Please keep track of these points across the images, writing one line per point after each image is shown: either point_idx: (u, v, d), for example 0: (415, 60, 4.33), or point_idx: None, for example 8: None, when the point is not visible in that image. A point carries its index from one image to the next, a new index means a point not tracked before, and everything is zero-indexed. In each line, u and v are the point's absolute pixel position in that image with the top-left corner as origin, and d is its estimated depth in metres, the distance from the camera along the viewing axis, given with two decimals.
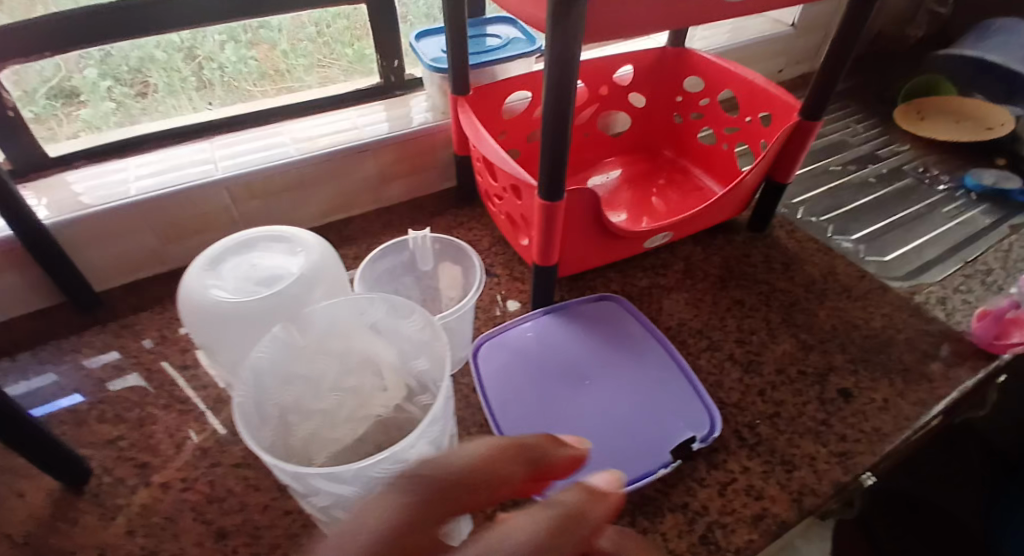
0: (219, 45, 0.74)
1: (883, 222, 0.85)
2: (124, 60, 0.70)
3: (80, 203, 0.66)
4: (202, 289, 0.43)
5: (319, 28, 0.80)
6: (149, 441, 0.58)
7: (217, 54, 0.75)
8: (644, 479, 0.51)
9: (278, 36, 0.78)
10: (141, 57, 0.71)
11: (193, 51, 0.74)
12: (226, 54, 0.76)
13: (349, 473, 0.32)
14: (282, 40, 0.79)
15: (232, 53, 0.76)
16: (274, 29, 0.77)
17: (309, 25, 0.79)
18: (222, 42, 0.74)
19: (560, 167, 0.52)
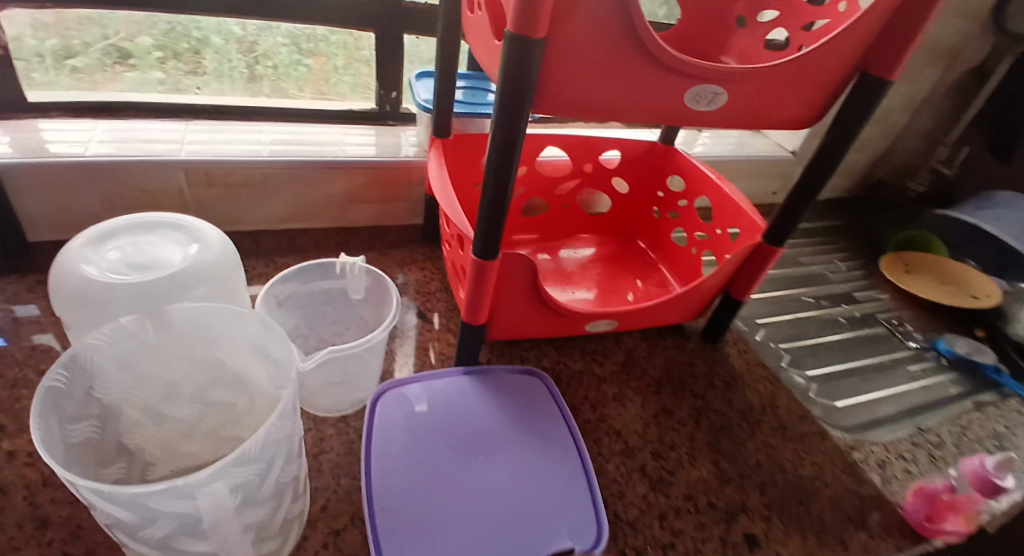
0: (280, 47, 0.78)
1: (843, 365, 0.83)
2: (186, 37, 0.74)
3: (44, 150, 0.66)
4: (73, 265, 0.43)
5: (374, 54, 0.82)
6: (16, 405, 0.53)
7: (273, 53, 0.79)
8: None
9: (336, 51, 0.81)
10: (201, 38, 0.74)
11: (253, 45, 0.77)
12: (282, 55, 0.79)
13: (120, 497, 0.29)
14: (339, 57, 0.82)
15: (288, 57, 0.80)
16: (334, 45, 0.80)
17: (365, 49, 0.81)
18: (283, 45, 0.78)
19: (495, 230, 0.50)
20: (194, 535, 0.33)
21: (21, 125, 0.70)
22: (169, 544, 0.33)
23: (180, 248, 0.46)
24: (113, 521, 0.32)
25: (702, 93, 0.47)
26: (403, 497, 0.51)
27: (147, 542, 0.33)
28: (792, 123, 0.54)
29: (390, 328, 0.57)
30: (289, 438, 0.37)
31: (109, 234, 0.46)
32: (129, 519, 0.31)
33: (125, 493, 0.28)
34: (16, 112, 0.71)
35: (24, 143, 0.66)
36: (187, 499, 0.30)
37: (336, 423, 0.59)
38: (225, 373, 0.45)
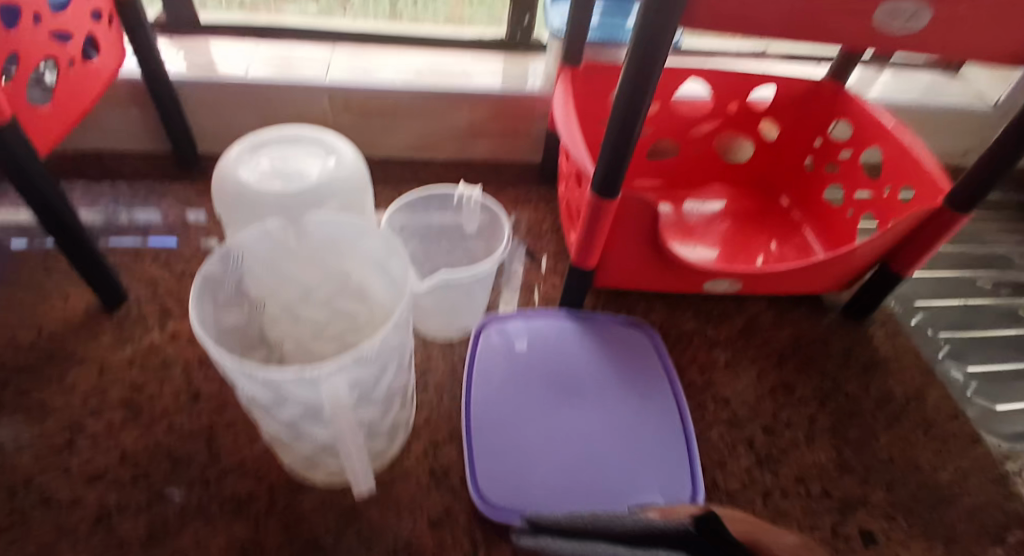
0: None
1: (1017, 366, 0.70)
2: None
3: (213, 70, 0.73)
4: (232, 170, 0.47)
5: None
6: (181, 293, 0.62)
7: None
8: None
9: None
10: None
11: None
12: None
13: (258, 378, 0.32)
14: None
15: None
16: None
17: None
18: None
19: (618, 169, 0.46)
20: (315, 420, 0.36)
21: (194, 43, 0.77)
22: (295, 425, 0.37)
23: (319, 161, 0.49)
24: (251, 400, 0.35)
25: (900, 10, 0.39)
26: (497, 426, 0.53)
27: (278, 421, 0.37)
28: (1017, 56, 0.43)
29: (500, 259, 0.57)
30: (401, 348, 0.39)
31: (261, 144, 0.50)
32: (264, 397, 0.34)
33: (263, 373, 0.31)
34: (188, 31, 0.78)
35: (196, 61, 0.74)
36: (312, 388, 0.33)
37: (441, 346, 0.61)
38: (350, 285, 0.48)
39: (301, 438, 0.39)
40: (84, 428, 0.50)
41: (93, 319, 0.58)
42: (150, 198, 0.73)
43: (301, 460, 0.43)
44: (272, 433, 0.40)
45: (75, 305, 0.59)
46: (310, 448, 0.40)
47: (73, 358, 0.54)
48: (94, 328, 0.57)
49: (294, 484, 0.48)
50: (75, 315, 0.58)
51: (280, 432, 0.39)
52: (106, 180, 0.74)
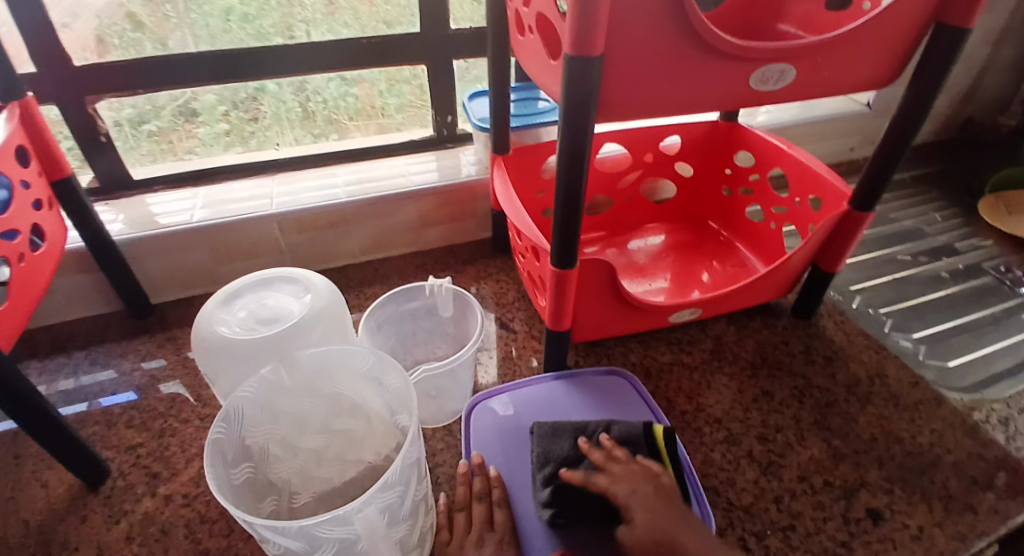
0: (327, 82, 0.81)
1: (951, 323, 0.79)
2: (243, 89, 0.78)
3: (155, 222, 0.74)
4: (210, 325, 0.48)
5: (415, 73, 0.84)
6: (165, 451, 0.60)
7: (322, 88, 0.82)
8: None
9: (378, 76, 0.83)
10: (256, 88, 0.78)
11: (303, 84, 0.80)
12: (331, 88, 0.82)
13: (292, 529, 0.33)
14: (381, 80, 0.84)
15: (336, 89, 0.83)
16: (376, 71, 0.83)
17: (407, 70, 0.84)
18: (328, 79, 0.81)
19: (571, 241, 0.52)
20: (351, 554, 0.37)
21: (131, 201, 0.79)
22: None
23: (296, 297, 0.51)
24: (283, 550, 0.36)
25: (770, 72, 0.47)
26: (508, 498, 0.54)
27: None
28: (866, 85, 0.53)
29: (480, 343, 0.60)
30: (417, 460, 0.41)
31: (233, 294, 0.51)
32: (297, 548, 0.35)
33: (298, 526, 0.32)
34: (123, 190, 0.80)
35: (136, 218, 0.75)
36: (346, 524, 0.34)
37: (443, 437, 0.62)
38: (347, 402, 0.50)
39: None
40: None
41: (79, 501, 0.55)
42: (111, 361, 0.71)
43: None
44: None
45: (56, 492, 0.56)
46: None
47: (66, 549, 0.52)
48: (81, 510, 0.55)
49: None
50: (58, 502, 0.55)
51: None
52: (62, 353, 0.73)
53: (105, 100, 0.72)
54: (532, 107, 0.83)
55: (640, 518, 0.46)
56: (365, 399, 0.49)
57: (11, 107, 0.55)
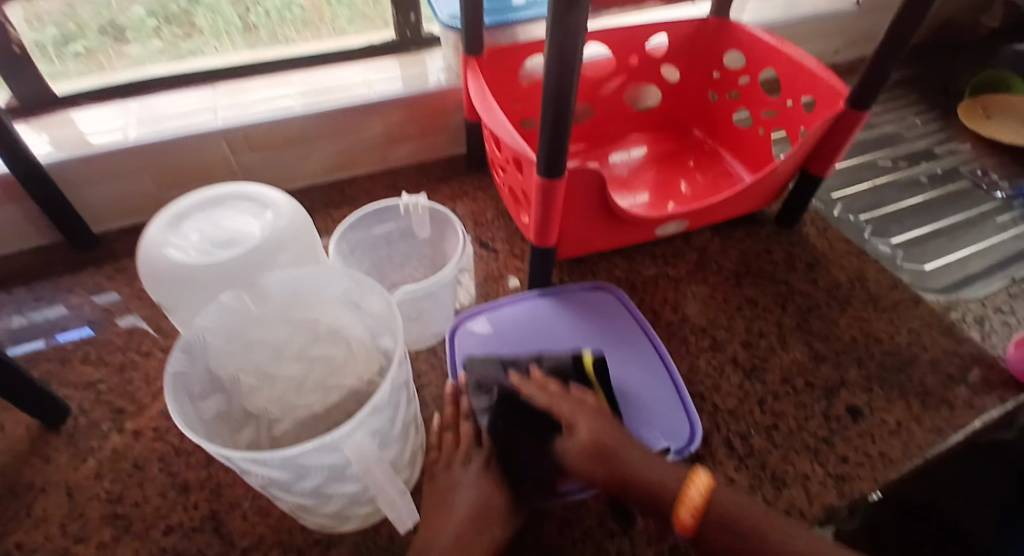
0: None
1: (928, 227, 0.79)
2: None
3: (86, 142, 0.66)
4: (160, 250, 0.43)
5: None
6: (129, 387, 0.56)
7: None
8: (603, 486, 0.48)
9: None
10: None
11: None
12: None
13: (276, 459, 0.31)
14: None
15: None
16: None
17: None
18: None
19: (558, 151, 0.48)
20: (340, 479, 0.36)
21: (55, 119, 0.70)
22: (321, 491, 0.36)
23: (255, 217, 0.46)
24: (267, 481, 0.34)
25: None
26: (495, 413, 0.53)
27: (301, 493, 0.36)
28: None
29: (459, 262, 0.57)
30: (403, 383, 0.39)
31: (183, 216, 0.46)
32: (282, 477, 0.33)
33: (281, 456, 0.30)
34: (47, 109, 0.70)
35: (64, 139, 0.67)
36: (334, 450, 0.33)
37: (425, 359, 0.60)
38: (322, 327, 0.46)
39: (328, 500, 0.38)
40: None
41: (40, 442, 0.52)
42: (57, 296, 0.66)
43: (330, 518, 0.42)
44: (297, 505, 0.39)
45: (14, 434, 0.53)
46: (339, 506, 0.40)
47: (33, 491, 0.49)
48: (44, 451, 0.52)
49: (322, 540, 0.46)
50: (17, 444, 0.52)
51: (304, 502, 0.38)
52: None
53: (17, 5, 0.62)
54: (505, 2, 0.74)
55: (578, 435, 0.42)
56: (343, 324, 0.46)
57: None
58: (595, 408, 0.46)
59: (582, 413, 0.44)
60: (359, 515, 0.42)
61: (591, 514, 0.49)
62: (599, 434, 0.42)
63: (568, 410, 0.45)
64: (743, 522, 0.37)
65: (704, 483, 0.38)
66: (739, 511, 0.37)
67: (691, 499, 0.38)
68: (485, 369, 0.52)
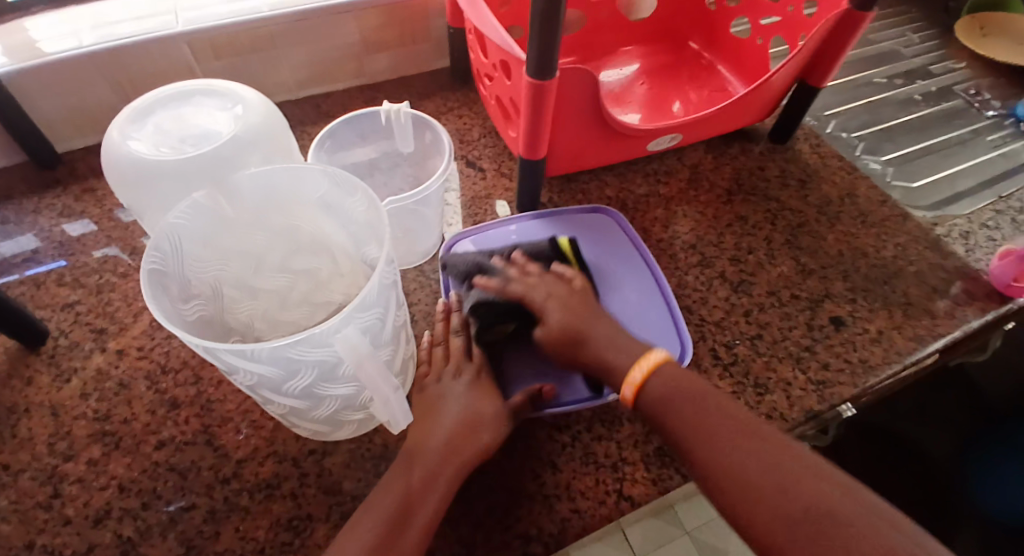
0: None
1: (921, 145, 0.78)
2: None
3: (36, 50, 0.60)
4: (121, 144, 0.40)
5: None
6: (108, 308, 0.55)
7: None
8: (594, 401, 0.48)
9: None
10: None
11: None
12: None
13: (266, 352, 0.30)
14: None
15: None
16: None
17: None
18: None
19: (552, 28, 0.43)
20: (333, 380, 0.36)
21: (4, 27, 0.64)
22: (313, 392, 0.36)
23: (223, 113, 0.43)
24: (256, 379, 0.33)
25: None
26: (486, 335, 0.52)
27: (293, 395, 0.36)
28: None
29: (445, 173, 0.55)
30: (393, 286, 0.38)
31: (144, 113, 0.42)
32: (273, 374, 0.33)
33: (270, 347, 0.30)
34: None
35: (12, 46, 0.61)
36: (325, 345, 0.32)
37: (414, 276, 0.59)
38: (304, 238, 0.45)
39: (320, 404, 0.38)
40: (61, 476, 0.45)
41: (19, 364, 0.51)
42: (22, 220, 0.62)
43: (323, 424, 0.42)
44: (289, 409, 0.39)
45: None
46: (332, 411, 0.40)
47: (15, 412, 0.48)
48: (24, 372, 0.50)
49: (316, 450, 0.46)
50: None
51: (296, 405, 0.38)
52: None
53: None
54: None
55: (559, 317, 0.47)
56: (328, 234, 0.44)
57: None
58: (589, 291, 0.51)
59: (558, 298, 0.49)
60: (352, 421, 0.42)
61: (582, 420, 0.49)
62: (568, 306, 0.48)
63: (542, 298, 0.49)
64: (695, 415, 0.38)
65: (651, 364, 0.42)
66: (695, 394, 0.39)
67: (634, 379, 0.42)
68: (473, 256, 0.54)
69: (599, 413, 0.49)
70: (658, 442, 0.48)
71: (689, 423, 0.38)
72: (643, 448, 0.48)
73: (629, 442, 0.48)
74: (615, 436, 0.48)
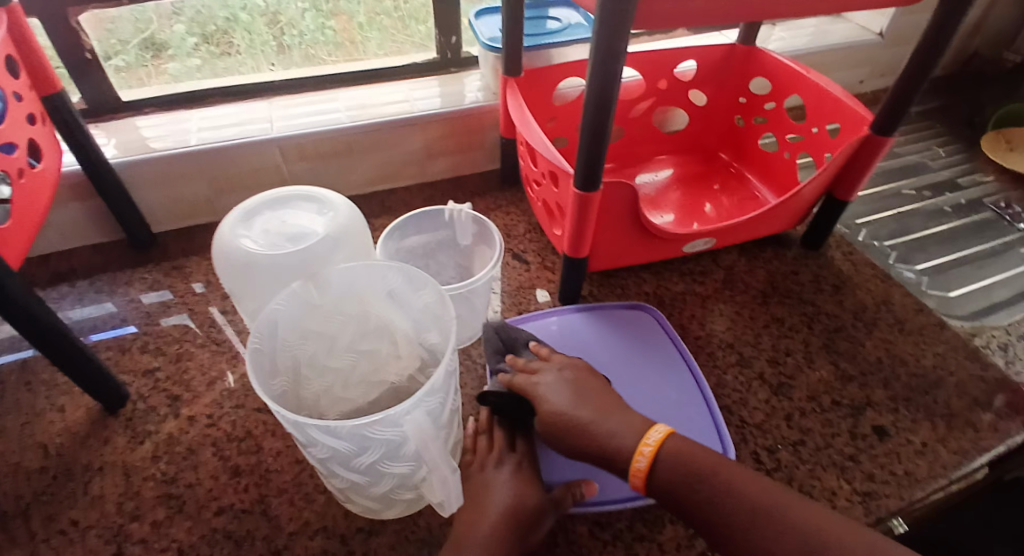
0: (302, 13, 0.80)
1: (954, 255, 0.80)
2: (213, 19, 0.77)
3: (147, 147, 0.71)
4: (232, 239, 0.47)
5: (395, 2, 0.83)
6: (184, 376, 0.60)
7: (298, 21, 0.81)
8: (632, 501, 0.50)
9: (357, 7, 0.83)
10: (227, 17, 0.78)
11: (277, 16, 0.80)
12: (307, 21, 0.81)
13: (347, 430, 0.34)
14: (360, 13, 0.84)
15: (312, 22, 0.82)
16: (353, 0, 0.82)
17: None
18: (303, 10, 0.80)
19: (601, 139, 0.50)
20: (396, 459, 0.39)
21: (123, 125, 0.76)
22: (377, 469, 0.39)
23: (317, 216, 0.50)
24: (330, 454, 0.37)
25: None
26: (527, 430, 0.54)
27: (358, 469, 0.39)
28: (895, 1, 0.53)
29: (495, 266, 0.60)
30: (454, 372, 0.42)
31: (253, 212, 0.50)
32: (346, 449, 0.36)
33: (351, 425, 0.33)
34: (113, 113, 0.77)
35: (129, 142, 0.72)
36: (395, 426, 0.35)
37: (462, 361, 0.63)
38: (372, 324, 0.49)
39: (379, 480, 0.41)
40: (125, 536, 0.48)
41: (100, 425, 0.55)
42: (115, 290, 0.70)
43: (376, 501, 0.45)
44: (351, 484, 0.41)
45: (74, 416, 0.56)
46: (388, 489, 0.42)
47: (90, 470, 0.52)
48: (103, 433, 0.55)
49: (364, 528, 0.48)
50: (79, 425, 0.55)
51: (359, 481, 0.41)
52: (65, 282, 0.71)
53: (87, 12, 0.68)
54: (542, 28, 0.80)
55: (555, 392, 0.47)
56: (396, 320, 0.49)
57: None
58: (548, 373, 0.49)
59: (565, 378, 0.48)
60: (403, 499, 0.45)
61: (623, 516, 0.50)
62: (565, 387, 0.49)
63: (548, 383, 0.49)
64: (693, 470, 0.38)
65: (655, 444, 0.40)
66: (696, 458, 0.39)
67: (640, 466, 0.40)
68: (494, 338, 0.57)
69: (640, 511, 0.50)
70: (700, 546, 0.48)
71: (694, 491, 0.38)
72: (685, 552, 0.48)
73: (670, 544, 0.48)
74: (655, 537, 0.49)
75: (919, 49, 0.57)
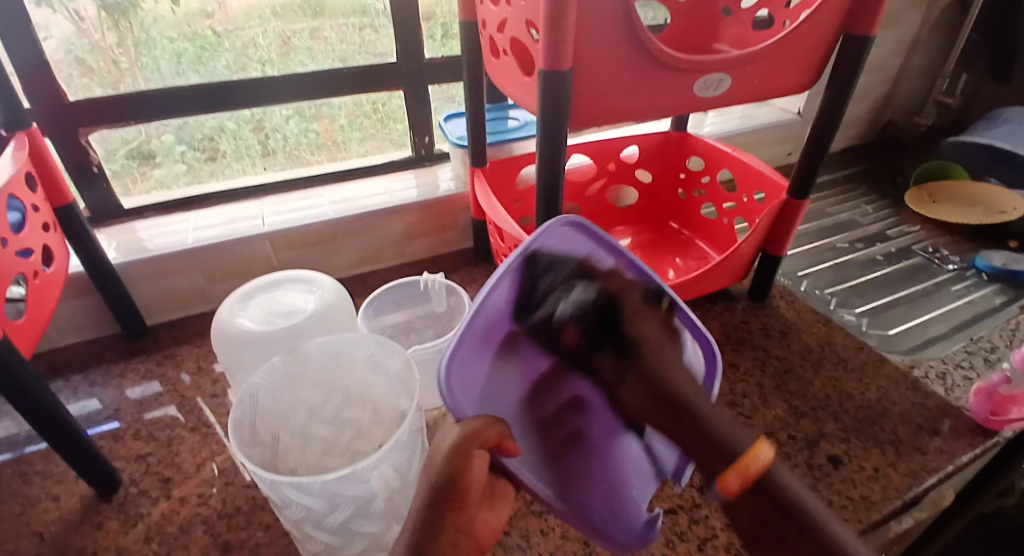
0: (286, 119, 0.88)
1: (889, 297, 0.89)
2: (199, 129, 0.84)
3: (145, 247, 0.77)
4: (230, 318, 0.53)
5: (374, 106, 0.93)
6: (175, 458, 0.62)
7: (282, 126, 0.89)
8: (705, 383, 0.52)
9: (338, 112, 0.91)
10: (214, 126, 0.84)
11: (261, 123, 0.87)
12: (291, 126, 0.90)
13: (317, 486, 0.37)
14: (341, 116, 0.92)
15: (295, 126, 0.90)
16: (335, 107, 0.91)
17: (366, 105, 0.92)
18: (287, 116, 0.88)
19: (553, 207, 0.59)
20: (365, 516, 0.41)
21: (122, 229, 0.83)
22: (347, 528, 0.42)
23: (307, 294, 0.56)
24: (303, 513, 0.39)
25: (709, 82, 0.58)
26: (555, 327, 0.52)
27: (331, 529, 0.41)
28: (791, 89, 0.64)
29: None
30: (419, 429, 0.46)
31: (248, 294, 0.56)
32: (318, 507, 0.39)
33: (322, 481, 0.37)
34: (115, 219, 0.84)
35: (128, 244, 0.78)
36: (362, 482, 0.39)
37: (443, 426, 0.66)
38: (353, 392, 0.54)
39: (351, 541, 0.43)
40: None
41: (92, 510, 0.57)
42: (108, 382, 0.73)
43: None
44: (323, 547, 0.43)
45: (66, 504, 0.58)
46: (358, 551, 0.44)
47: None
48: (96, 519, 0.56)
49: None
50: (71, 513, 0.57)
51: (331, 542, 0.43)
52: (59, 376, 0.74)
53: (96, 132, 0.77)
54: (503, 126, 0.92)
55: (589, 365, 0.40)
56: (372, 389, 0.53)
57: (19, 136, 0.60)
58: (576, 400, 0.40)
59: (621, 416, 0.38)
60: None
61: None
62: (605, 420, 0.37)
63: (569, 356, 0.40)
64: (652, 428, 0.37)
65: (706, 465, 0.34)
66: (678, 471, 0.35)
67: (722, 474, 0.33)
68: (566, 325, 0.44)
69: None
70: None
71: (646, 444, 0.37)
72: None
73: None
74: None
75: (815, 126, 0.68)
